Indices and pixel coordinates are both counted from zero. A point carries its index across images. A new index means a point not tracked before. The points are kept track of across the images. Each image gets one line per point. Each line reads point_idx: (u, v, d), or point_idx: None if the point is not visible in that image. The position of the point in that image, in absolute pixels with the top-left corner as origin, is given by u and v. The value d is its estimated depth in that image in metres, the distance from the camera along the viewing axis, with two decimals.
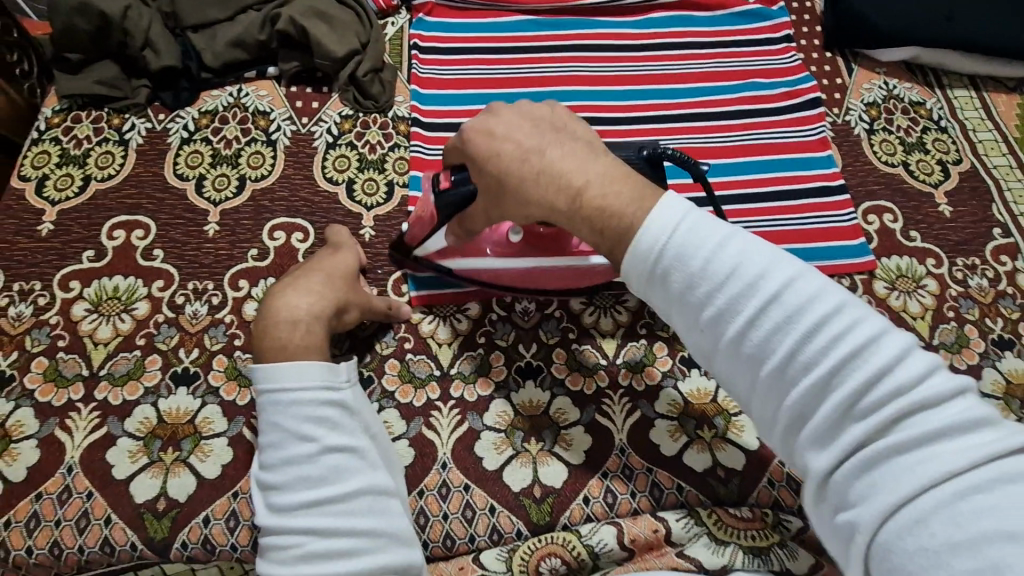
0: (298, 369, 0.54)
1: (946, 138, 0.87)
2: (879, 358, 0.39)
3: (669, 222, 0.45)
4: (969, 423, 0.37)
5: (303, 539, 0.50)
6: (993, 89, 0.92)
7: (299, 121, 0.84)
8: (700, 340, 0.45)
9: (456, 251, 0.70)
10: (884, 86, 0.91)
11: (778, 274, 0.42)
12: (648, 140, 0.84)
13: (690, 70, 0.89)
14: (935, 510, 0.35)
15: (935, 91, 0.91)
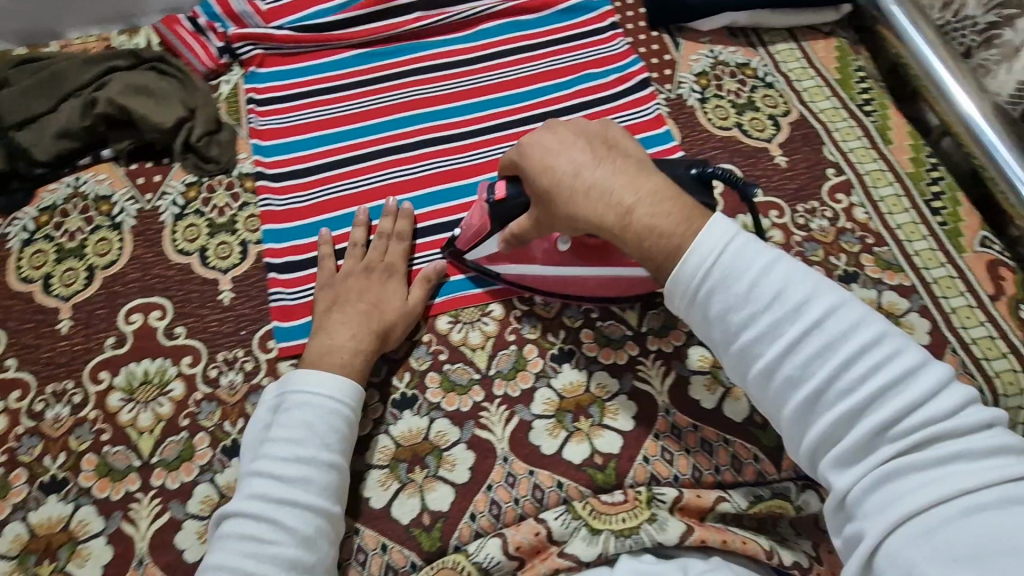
0: (325, 377, 0.62)
1: (774, 93, 0.92)
2: (914, 386, 0.45)
3: (721, 245, 0.51)
4: (989, 450, 0.43)
5: (270, 535, 0.53)
6: (811, 37, 0.98)
7: (143, 199, 0.82)
8: (739, 362, 0.51)
9: (503, 258, 0.73)
10: (710, 54, 0.96)
11: (824, 302, 0.48)
12: (494, 148, 0.86)
13: (525, 74, 0.92)
14: (940, 523, 0.41)
15: (757, 50, 0.96)
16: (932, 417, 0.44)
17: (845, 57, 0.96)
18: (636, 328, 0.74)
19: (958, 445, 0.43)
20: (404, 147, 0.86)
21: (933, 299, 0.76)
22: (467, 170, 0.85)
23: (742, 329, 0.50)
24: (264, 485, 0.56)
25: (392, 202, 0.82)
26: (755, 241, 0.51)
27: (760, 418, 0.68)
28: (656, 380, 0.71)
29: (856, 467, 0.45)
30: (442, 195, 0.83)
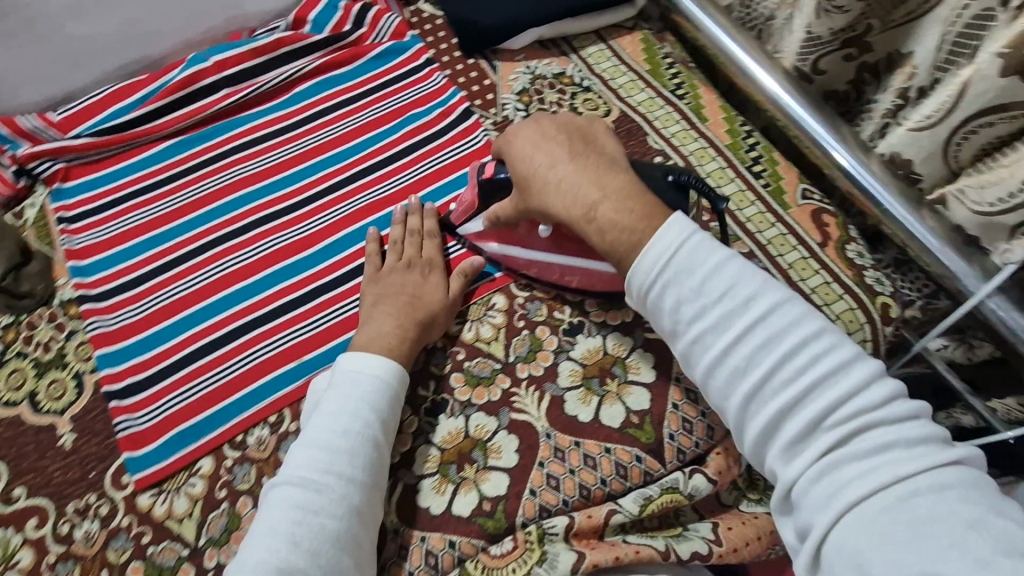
0: (364, 358, 0.66)
1: (593, 95, 0.95)
2: (846, 381, 0.52)
3: (679, 242, 0.57)
4: (915, 441, 0.49)
5: (311, 501, 0.56)
6: (617, 35, 1.02)
7: None
8: (696, 354, 0.57)
9: (491, 237, 0.77)
10: (527, 70, 0.98)
11: (767, 300, 0.55)
12: (331, 211, 0.85)
13: (351, 128, 0.92)
14: (882, 511, 0.46)
15: (570, 57, 0.99)
16: (862, 408, 0.51)
17: (652, 47, 1.00)
18: (504, 360, 0.74)
19: (888, 434, 0.49)
20: (238, 231, 0.83)
21: (771, 259, 0.80)
22: (308, 239, 0.83)
23: (692, 323, 0.57)
24: (309, 457, 0.58)
25: (235, 291, 0.78)
26: (707, 242, 0.58)
27: (635, 417, 0.70)
28: (533, 406, 0.71)
29: (799, 459, 0.52)
30: (287, 271, 0.80)
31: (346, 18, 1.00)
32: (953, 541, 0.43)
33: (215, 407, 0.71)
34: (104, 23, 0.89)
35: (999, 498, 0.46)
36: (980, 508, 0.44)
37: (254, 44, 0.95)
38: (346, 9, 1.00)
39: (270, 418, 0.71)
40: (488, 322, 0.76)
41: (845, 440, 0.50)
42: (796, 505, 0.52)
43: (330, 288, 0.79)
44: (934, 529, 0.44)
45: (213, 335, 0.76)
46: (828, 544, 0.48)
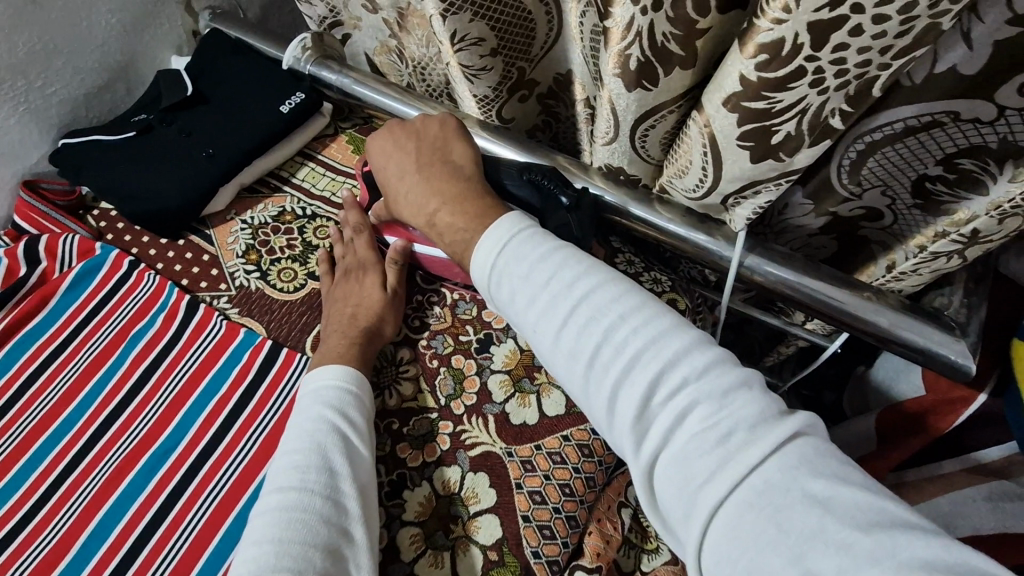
0: (328, 370, 0.67)
1: (322, 220, 0.89)
2: (678, 353, 0.47)
3: (508, 238, 0.55)
4: (753, 414, 0.44)
5: (299, 505, 0.55)
6: (323, 146, 0.96)
7: None
8: (539, 348, 0.53)
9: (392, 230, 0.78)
10: (244, 225, 0.89)
11: (588, 282, 0.51)
12: (77, 496, 0.70)
13: (68, 385, 0.78)
14: (739, 504, 0.41)
15: (283, 190, 0.92)
16: (695, 381, 0.46)
17: (361, 145, 0.95)
18: None
19: (725, 414, 0.44)
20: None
21: None
22: (61, 543, 0.67)
23: (527, 311, 0.52)
24: (285, 477, 0.57)
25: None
26: (536, 234, 0.56)
27: (494, 553, 0.63)
28: None
29: (649, 444, 0.46)
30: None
31: (15, 261, 0.85)
32: (807, 524, 0.39)
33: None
34: None
35: (847, 468, 0.43)
36: (830, 482, 0.41)
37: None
38: (10, 254, 0.85)
39: None
40: None
41: (686, 417, 0.45)
42: (664, 503, 0.46)
43: None
44: (794, 514, 0.40)
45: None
46: (702, 550, 0.42)
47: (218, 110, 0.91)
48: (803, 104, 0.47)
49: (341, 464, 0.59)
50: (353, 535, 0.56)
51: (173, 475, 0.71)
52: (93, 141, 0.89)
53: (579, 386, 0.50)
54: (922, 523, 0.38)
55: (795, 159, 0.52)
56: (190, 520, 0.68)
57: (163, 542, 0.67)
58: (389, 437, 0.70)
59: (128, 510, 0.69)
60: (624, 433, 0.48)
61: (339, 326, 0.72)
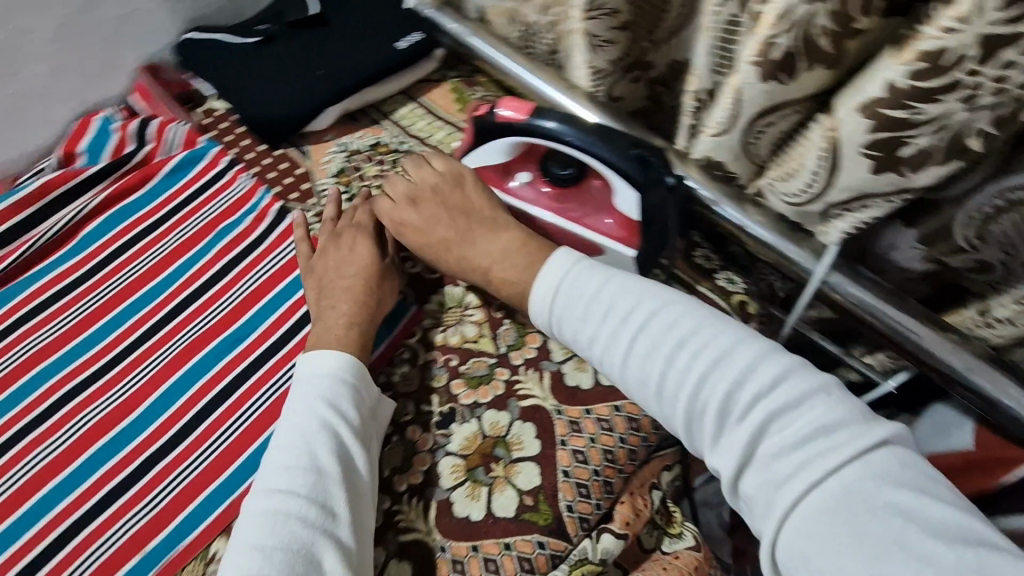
0: (317, 358, 0.64)
1: (415, 158, 0.91)
2: (749, 369, 0.51)
3: (562, 277, 0.60)
4: (831, 425, 0.47)
5: (287, 509, 0.54)
6: (427, 89, 0.98)
7: None
8: (608, 367, 0.57)
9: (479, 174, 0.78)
10: (340, 148, 0.91)
11: (654, 306, 0.56)
12: (149, 363, 0.75)
13: (154, 261, 0.83)
14: (822, 511, 0.45)
15: (383, 124, 0.94)
16: (765, 395, 0.49)
17: (463, 96, 0.98)
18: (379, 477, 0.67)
19: (805, 424, 0.48)
20: (43, 415, 0.71)
21: None
22: (131, 400, 0.72)
23: (596, 336, 0.57)
24: (276, 474, 0.56)
25: (52, 488, 0.67)
26: (592, 266, 0.60)
27: (529, 499, 0.65)
28: (420, 521, 0.65)
29: (731, 455, 0.49)
30: (111, 446, 0.70)
31: (126, 137, 0.90)
32: (893, 536, 0.43)
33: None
34: None
35: (929, 478, 0.46)
36: (914, 495, 0.44)
37: (18, 196, 0.82)
38: (123, 130, 0.90)
39: None
40: None
41: (765, 426, 0.48)
42: (747, 509, 0.49)
43: (164, 455, 0.69)
44: (870, 525, 0.43)
45: (33, 549, 0.64)
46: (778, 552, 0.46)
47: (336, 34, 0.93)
48: (944, 120, 0.48)
49: (339, 456, 0.58)
50: (359, 520, 0.57)
51: (238, 364, 0.75)
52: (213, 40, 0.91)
53: (661, 402, 0.54)
54: (1008, 547, 0.42)
55: (916, 176, 0.52)
56: (247, 409, 0.72)
57: (221, 421, 0.71)
58: (445, 371, 0.73)
59: (195, 385, 0.74)
60: (704, 445, 0.52)
61: (348, 291, 0.71)
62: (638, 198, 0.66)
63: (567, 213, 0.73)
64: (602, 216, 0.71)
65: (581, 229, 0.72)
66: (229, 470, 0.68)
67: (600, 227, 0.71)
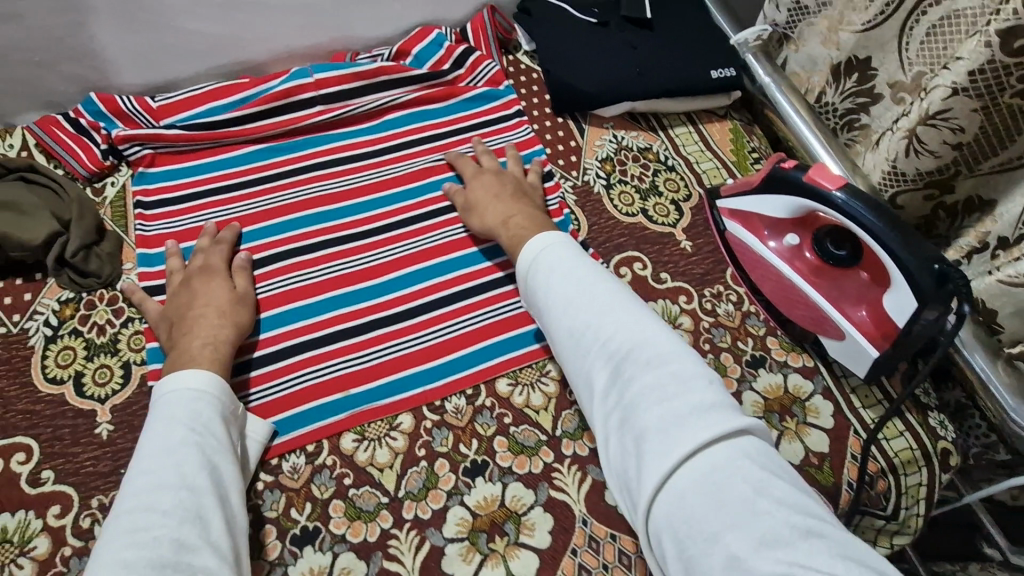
0: (186, 375, 0.63)
1: (676, 176, 0.95)
2: (656, 350, 0.59)
3: (538, 253, 0.71)
4: (700, 410, 0.54)
5: (180, 509, 0.53)
6: (708, 120, 1.02)
7: (10, 321, 0.75)
8: (551, 327, 0.67)
9: (742, 219, 0.83)
10: (613, 139, 0.98)
11: (591, 287, 0.66)
12: (400, 245, 0.85)
13: (431, 164, 0.92)
14: (684, 480, 0.51)
15: (658, 134, 1.00)
16: (658, 373, 0.57)
17: (739, 139, 1.01)
18: (551, 432, 0.72)
19: (684, 406, 0.54)
20: (310, 247, 0.83)
21: (834, 380, 0.78)
22: (377, 268, 0.82)
23: (545, 301, 0.68)
24: (152, 484, 0.54)
25: (297, 307, 0.78)
26: (565, 249, 0.70)
27: None
28: (573, 487, 0.69)
29: (612, 416, 0.58)
30: (352, 297, 0.80)
31: (449, 56, 1.00)
32: (748, 507, 0.48)
33: (271, 418, 0.71)
34: (220, 25, 0.91)
35: (775, 469, 0.52)
36: (764, 477, 0.50)
37: (354, 68, 0.95)
38: (449, 49, 1.01)
39: (308, 447, 0.70)
40: (539, 389, 0.75)
41: (644, 397, 0.56)
42: (626, 477, 0.56)
43: (387, 323, 0.78)
44: (724, 491, 0.49)
45: (269, 347, 0.75)
46: (652, 514, 0.51)
47: (659, 39, 0.98)
48: None
49: (209, 474, 0.57)
50: (238, 526, 0.57)
51: (470, 279, 0.83)
52: (558, 7, 1.00)
53: (582, 368, 0.63)
54: (829, 525, 0.47)
55: None
56: (464, 320, 0.79)
57: (441, 320, 0.79)
58: None
59: (428, 280, 0.82)
60: (604, 410, 0.60)
61: (213, 321, 0.70)
62: (913, 307, 0.67)
63: (823, 291, 0.76)
64: (860, 307, 0.73)
65: (833, 312, 0.74)
66: (433, 363, 0.76)
67: (853, 316, 0.73)
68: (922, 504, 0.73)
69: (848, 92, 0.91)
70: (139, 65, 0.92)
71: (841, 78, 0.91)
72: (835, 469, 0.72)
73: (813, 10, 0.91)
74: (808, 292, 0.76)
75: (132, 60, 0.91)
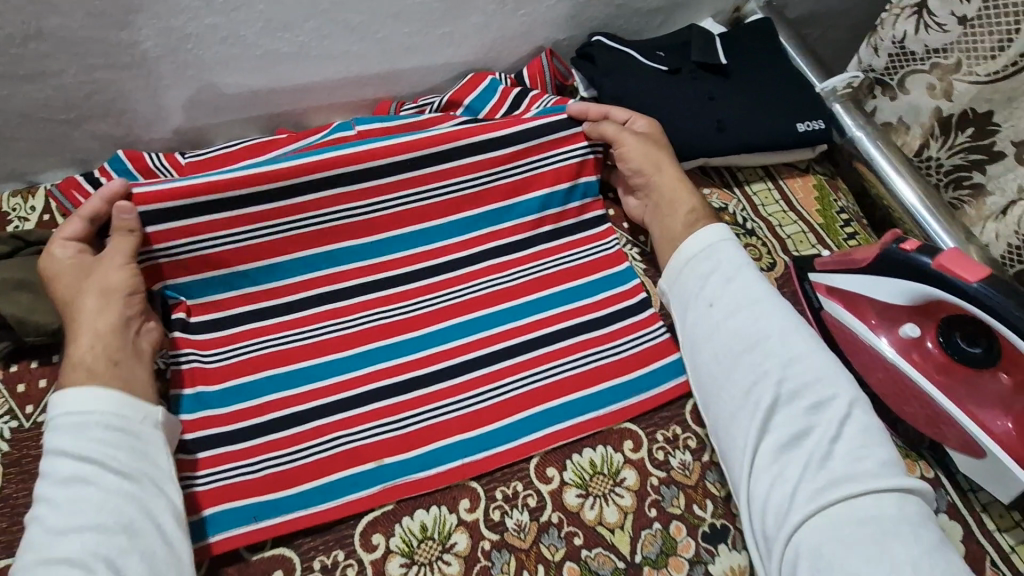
0: (75, 397, 0.57)
1: (757, 241, 0.84)
2: (827, 387, 0.62)
3: (707, 252, 0.71)
4: (868, 461, 0.58)
5: (87, 556, 0.51)
6: (788, 175, 0.91)
7: (22, 413, 0.67)
8: (704, 332, 0.68)
9: (841, 298, 0.72)
10: None
11: (765, 306, 0.67)
12: (443, 294, 0.75)
13: (476, 189, 0.79)
14: (843, 520, 0.55)
15: (733, 191, 0.89)
16: (825, 410, 0.61)
17: (826, 197, 0.90)
18: (630, 558, 0.62)
19: (855, 452, 0.58)
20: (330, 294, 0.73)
21: (960, 495, 0.66)
22: (414, 320, 0.73)
23: (714, 307, 0.68)
24: (58, 534, 0.52)
25: (332, 361, 0.70)
26: (737, 255, 0.71)
27: None
28: None
29: (765, 434, 0.61)
30: (388, 351, 0.71)
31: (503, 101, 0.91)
32: (908, 559, 0.52)
33: (296, 488, 0.63)
34: (258, 78, 0.84)
35: (930, 531, 0.55)
36: (927, 539, 0.54)
37: (403, 119, 0.87)
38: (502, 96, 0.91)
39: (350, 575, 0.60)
40: (613, 503, 0.65)
41: (810, 429, 0.60)
42: (767, 494, 0.59)
43: (423, 385, 0.69)
44: (881, 530, 0.54)
45: (294, 407, 0.67)
46: (797, 541, 0.56)
47: (738, 89, 0.88)
48: None
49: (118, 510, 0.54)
50: (177, 544, 0.56)
51: (531, 330, 0.74)
52: (623, 52, 0.90)
53: (737, 382, 0.64)
54: None
55: None
56: (511, 382, 0.70)
57: (486, 381, 0.70)
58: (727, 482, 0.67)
59: (471, 335, 0.73)
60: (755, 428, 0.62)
61: (84, 311, 0.62)
62: None
63: (952, 393, 0.64)
64: (1002, 416, 0.62)
65: (966, 419, 0.63)
66: (477, 431, 0.68)
67: (993, 427, 0.62)
68: None
69: (960, 146, 0.81)
70: (171, 119, 0.85)
71: (951, 131, 0.81)
72: None
73: (922, 57, 0.81)
74: (934, 395, 0.65)
75: (164, 114, 0.84)
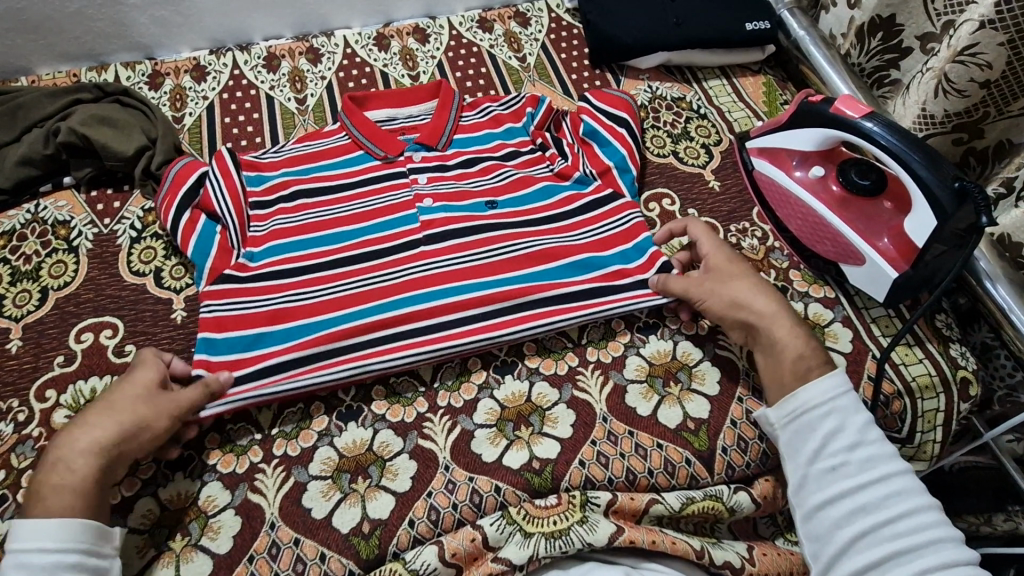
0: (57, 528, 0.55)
1: (708, 123, 0.98)
2: (952, 555, 0.54)
3: (828, 396, 0.63)
4: None
5: None
6: (741, 75, 1.05)
7: (101, 223, 0.85)
8: (810, 488, 0.61)
9: (772, 158, 0.86)
10: (648, 89, 1.01)
11: (886, 464, 0.60)
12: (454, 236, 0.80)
13: (496, 184, 0.87)
14: None
15: (692, 86, 1.03)
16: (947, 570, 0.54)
17: (773, 92, 1.03)
18: (576, 340, 0.77)
19: None
20: (366, 341, 0.72)
21: (854, 310, 0.81)
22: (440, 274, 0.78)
23: (834, 456, 0.61)
24: None
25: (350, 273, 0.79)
26: (857, 403, 0.63)
27: (692, 423, 0.72)
28: (595, 389, 0.74)
29: None
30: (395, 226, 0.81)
31: (575, 167, 0.88)
32: None
33: None
34: None
35: None
36: None
37: (472, 127, 0.94)
38: (575, 156, 0.89)
39: None
40: None
41: None
42: None
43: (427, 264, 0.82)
44: None
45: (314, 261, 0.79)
46: None
47: None
48: None
49: None
50: None
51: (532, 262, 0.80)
52: None
53: (843, 540, 0.57)
54: None
55: None
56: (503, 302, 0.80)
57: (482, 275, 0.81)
58: None
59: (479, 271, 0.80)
60: None
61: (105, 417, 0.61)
62: (932, 228, 0.70)
63: (850, 220, 0.77)
64: (883, 235, 0.76)
65: (858, 240, 0.76)
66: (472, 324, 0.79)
67: (877, 244, 0.76)
68: (937, 430, 0.75)
69: (875, 50, 0.94)
70: (219, 11, 1.05)
71: (867, 36, 0.94)
72: (851, 388, 0.75)
73: None
74: (836, 224, 0.78)
75: (213, 7, 1.04)
